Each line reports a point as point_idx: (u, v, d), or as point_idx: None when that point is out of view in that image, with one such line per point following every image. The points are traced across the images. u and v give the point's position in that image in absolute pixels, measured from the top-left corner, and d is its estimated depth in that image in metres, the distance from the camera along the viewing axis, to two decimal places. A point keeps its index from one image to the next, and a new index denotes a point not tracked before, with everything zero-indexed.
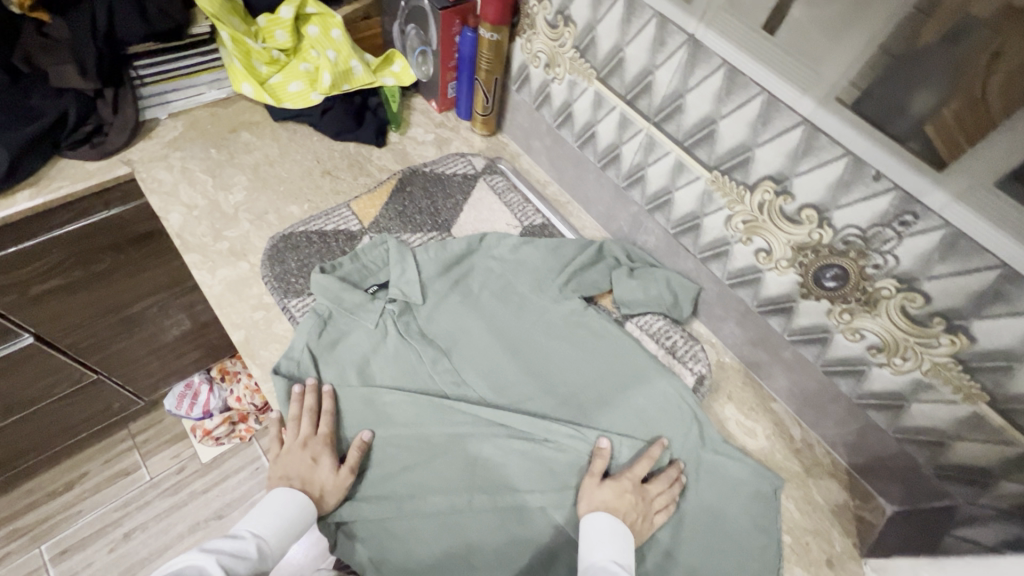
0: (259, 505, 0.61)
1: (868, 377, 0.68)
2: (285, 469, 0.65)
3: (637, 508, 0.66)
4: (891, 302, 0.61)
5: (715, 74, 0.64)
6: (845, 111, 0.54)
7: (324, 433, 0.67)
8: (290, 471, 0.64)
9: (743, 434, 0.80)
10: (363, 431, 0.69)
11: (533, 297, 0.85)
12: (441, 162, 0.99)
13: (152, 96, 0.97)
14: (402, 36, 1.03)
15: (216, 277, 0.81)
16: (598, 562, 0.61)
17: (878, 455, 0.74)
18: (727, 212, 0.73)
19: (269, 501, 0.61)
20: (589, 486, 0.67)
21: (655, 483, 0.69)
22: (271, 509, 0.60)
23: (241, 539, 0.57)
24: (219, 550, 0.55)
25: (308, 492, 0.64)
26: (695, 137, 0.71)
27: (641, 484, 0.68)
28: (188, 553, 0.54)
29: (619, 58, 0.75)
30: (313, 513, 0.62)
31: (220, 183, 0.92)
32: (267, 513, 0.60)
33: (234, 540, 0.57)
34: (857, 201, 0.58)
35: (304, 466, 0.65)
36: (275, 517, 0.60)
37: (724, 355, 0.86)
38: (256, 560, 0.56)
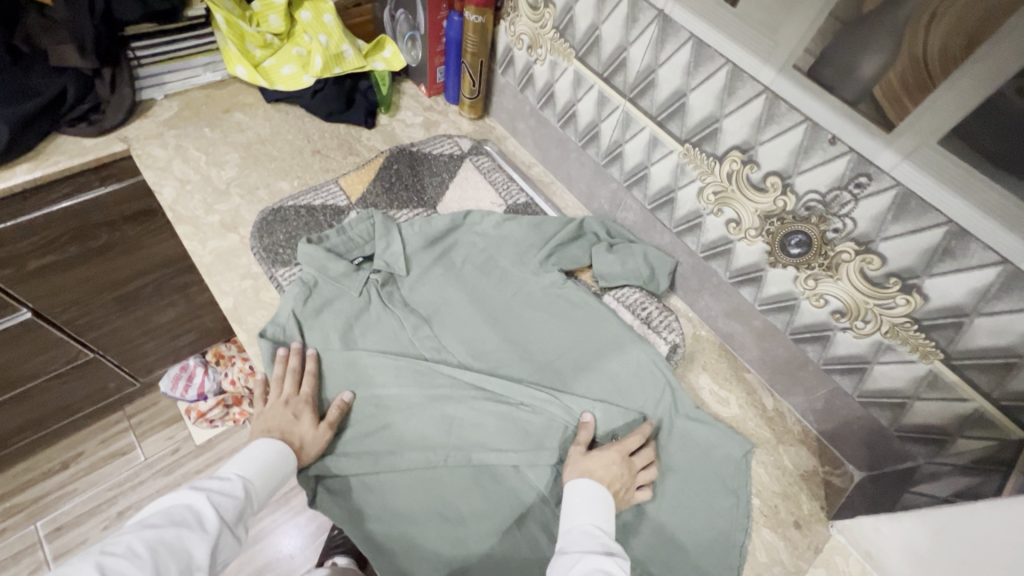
0: (241, 452, 0.63)
1: (833, 342, 0.70)
2: (268, 423, 0.67)
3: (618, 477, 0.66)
4: (851, 265, 0.63)
5: (683, 48, 0.67)
6: (802, 77, 0.57)
7: (307, 392, 0.70)
8: (272, 424, 0.67)
9: (716, 403, 0.82)
10: (344, 393, 0.72)
11: (513, 271, 0.88)
12: (428, 142, 1.02)
13: (149, 77, 1.00)
14: (392, 22, 1.06)
15: (207, 248, 0.84)
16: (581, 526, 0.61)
17: (845, 421, 0.76)
18: (698, 184, 0.75)
19: (251, 448, 0.64)
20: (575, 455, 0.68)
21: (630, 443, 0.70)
22: (253, 455, 0.63)
23: (227, 481, 0.60)
24: (207, 490, 0.57)
25: (289, 442, 0.67)
26: (667, 111, 0.74)
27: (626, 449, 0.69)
28: (176, 492, 0.56)
29: (596, 36, 0.77)
30: (293, 462, 0.65)
31: (212, 160, 0.95)
32: (249, 458, 0.62)
33: (221, 481, 0.59)
34: (816, 166, 0.61)
35: (286, 420, 0.68)
36: (259, 462, 0.62)
37: (700, 328, 0.89)
38: (243, 498, 0.59)
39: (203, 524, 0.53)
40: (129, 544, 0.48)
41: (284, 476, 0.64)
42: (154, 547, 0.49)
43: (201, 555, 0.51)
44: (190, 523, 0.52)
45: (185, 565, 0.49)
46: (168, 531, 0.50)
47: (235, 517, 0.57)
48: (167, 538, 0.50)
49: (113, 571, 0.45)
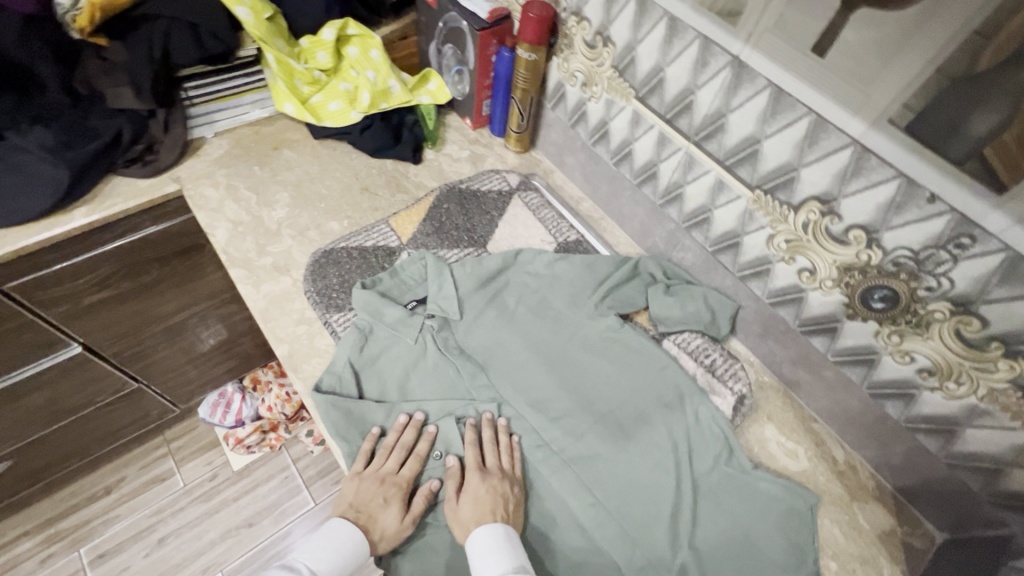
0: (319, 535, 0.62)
1: (918, 400, 0.67)
2: (356, 496, 0.66)
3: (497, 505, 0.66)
4: (943, 325, 0.60)
5: (759, 95, 0.64)
6: (898, 133, 0.54)
7: (414, 513, 0.66)
8: (362, 502, 0.66)
9: (784, 455, 0.78)
10: (449, 457, 0.71)
11: (567, 315, 0.87)
12: (476, 179, 1.01)
13: (199, 116, 0.99)
14: (438, 56, 1.06)
15: (261, 292, 0.83)
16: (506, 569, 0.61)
17: (927, 480, 0.72)
18: (769, 231, 0.73)
19: (331, 533, 0.62)
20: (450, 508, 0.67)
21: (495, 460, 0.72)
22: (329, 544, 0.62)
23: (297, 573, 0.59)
24: None
25: (368, 529, 0.64)
26: (737, 157, 0.71)
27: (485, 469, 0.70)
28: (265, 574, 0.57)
29: (659, 78, 0.75)
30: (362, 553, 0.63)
31: (263, 200, 0.94)
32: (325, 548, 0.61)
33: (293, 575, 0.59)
34: (908, 223, 0.57)
35: (374, 502, 0.66)
36: (332, 552, 0.61)
37: (763, 373, 0.85)
38: None
39: None
40: None
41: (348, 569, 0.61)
42: None
43: None
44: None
45: None
46: None
47: None
48: None
49: None
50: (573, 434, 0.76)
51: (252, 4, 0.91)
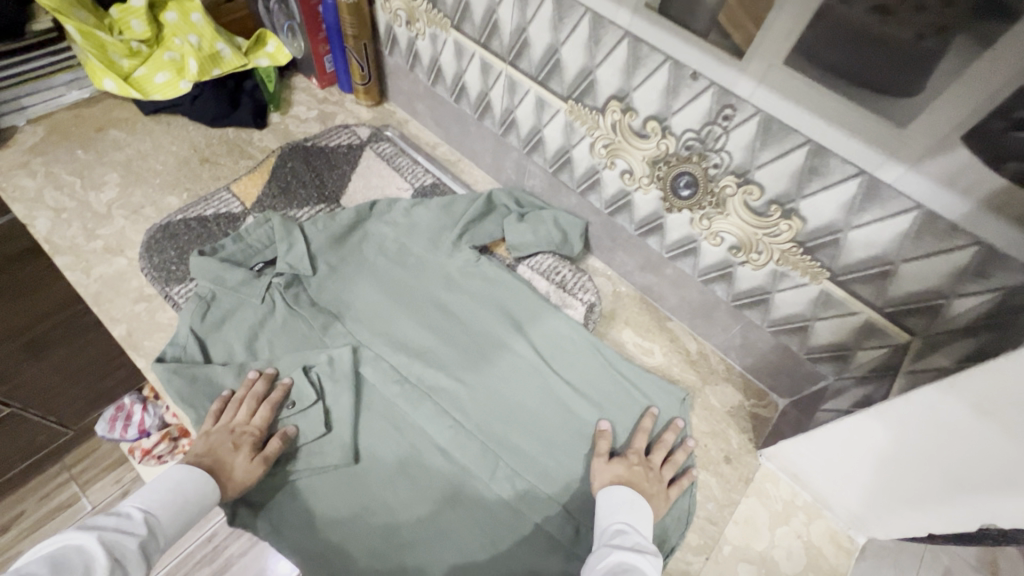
0: (152, 483, 0.58)
1: (736, 277, 0.71)
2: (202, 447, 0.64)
3: (647, 478, 0.67)
4: (735, 199, 0.64)
5: (545, 2, 0.65)
6: (654, 15, 0.56)
7: (267, 456, 0.65)
8: (213, 451, 0.64)
9: (641, 355, 0.83)
10: (603, 422, 0.72)
11: (426, 257, 0.87)
12: (324, 135, 0.98)
13: (6, 102, 0.90)
14: (268, 14, 1.01)
15: (92, 276, 0.79)
16: (614, 524, 0.60)
17: (761, 352, 0.78)
18: (589, 140, 0.75)
19: (168, 477, 0.58)
20: (598, 463, 0.68)
21: (661, 461, 0.70)
22: (165, 486, 0.57)
23: (128, 516, 0.53)
24: (102, 527, 0.50)
25: (217, 475, 0.62)
26: (546, 71, 0.72)
27: (649, 461, 0.69)
28: (63, 532, 0.48)
29: (465, 2, 0.75)
30: (212, 496, 0.60)
31: (89, 183, 0.88)
32: (161, 490, 0.57)
33: (120, 517, 0.52)
34: (685, 105, 0.60)
35: (225, 450, 0.64)
36: (163, 491, 0.57)
37: (620, 284, 0.89)
38: (147, 534, 0.52)
39: (113, 556, 0.48)
40: (44, 562, 0.44)
41: (191, 508, 0.57)
42: (67, 554, 0.46)
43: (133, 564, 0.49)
44: (75, 570, 0.44)
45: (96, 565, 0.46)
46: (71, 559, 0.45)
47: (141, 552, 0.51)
48: (86, 552, 0.46)
49: (61, 565, 0.44)
50: (431, 366, 0.77)
51: None
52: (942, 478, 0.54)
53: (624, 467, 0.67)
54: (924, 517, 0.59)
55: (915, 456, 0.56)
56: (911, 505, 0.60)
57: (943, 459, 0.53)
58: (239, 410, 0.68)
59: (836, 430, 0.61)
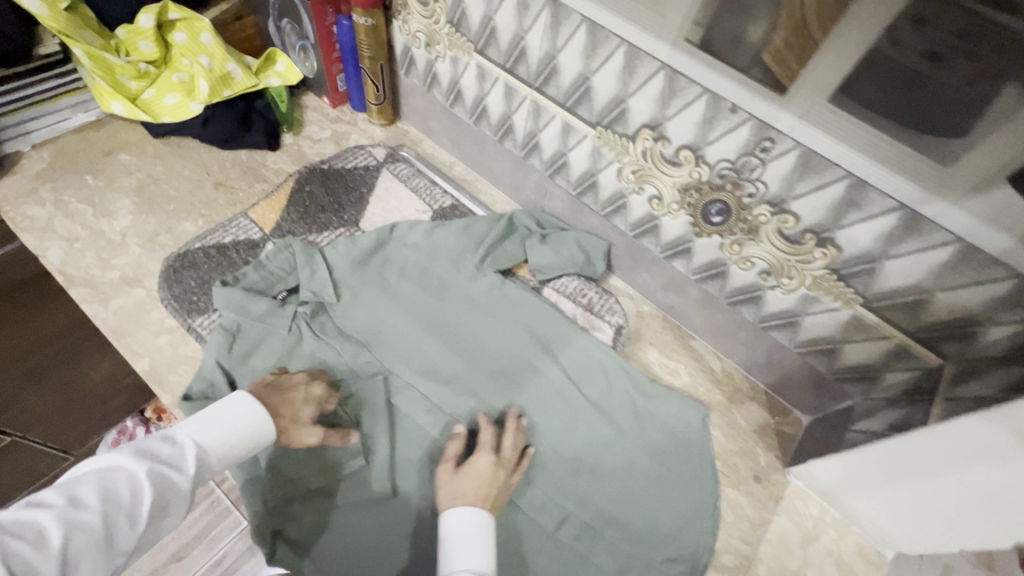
0: (209, 413, 0.54)
1: (765, 300, 0.73)
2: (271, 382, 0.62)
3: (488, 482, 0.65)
4: (768, 227, 0.65)
5: (578, 31, 0.65)
6: (694, 50, 0.57)
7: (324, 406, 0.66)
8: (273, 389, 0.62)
9: (667, 376, 0.83)
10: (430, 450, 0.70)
11: (449, 280, 0.87)
12: (339, 157, 0.97)
13: (9, 127, 0.87)
14: (278, 33, 1.00)
15: (110, 309, 0.77)
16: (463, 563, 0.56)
17: (787, 371, 0.79)
18: (617, 165, 0.75)
19: (228, 409, 0.55)
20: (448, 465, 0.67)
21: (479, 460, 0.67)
22: (225, 421, 0.54)
23: (181, 447, 0.50)
24: (155, 456, 0.47)
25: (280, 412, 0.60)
26: (575, 97, 0.72)
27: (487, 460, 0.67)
28: (113, 452, 0.44)
29: (491, 28, 0.75)
30: (271, 433, 0.58)
31: (101, 210, 0.85)
32: (221, 425, 0.54)
33: (174, 446, 0.49)
34: (722, 136, 0.61)
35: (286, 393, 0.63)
36: (223, 428, 0.54)
37: (642, 304, 0.90)
38: (200, 472, 0.49)
39: (159, 493, 0.44)
40: (90, 489, 0.41)
41: (242, 452, 0.55)
42: (113, 487, 0.42)
43: (176, 505, 0.46)
44: (121, 504, 0.42)
45: (138, 506, 0.43)
46: (115, 495, 0.42)
47: (189, 491, 0.47)
48: (131, 487, 0.43)
49: (107, 497, 0.41)
50: (464, 393, 0.77)
51: None
52: (978, 499, 0.55)
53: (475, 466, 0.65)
54: (949, 530, 0.61)
55: (956, 480, 0.56)
56: (946, 524, 0.60)
57: (985, 484, 0.54)
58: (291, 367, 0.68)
59: (885, 447, 0.61)
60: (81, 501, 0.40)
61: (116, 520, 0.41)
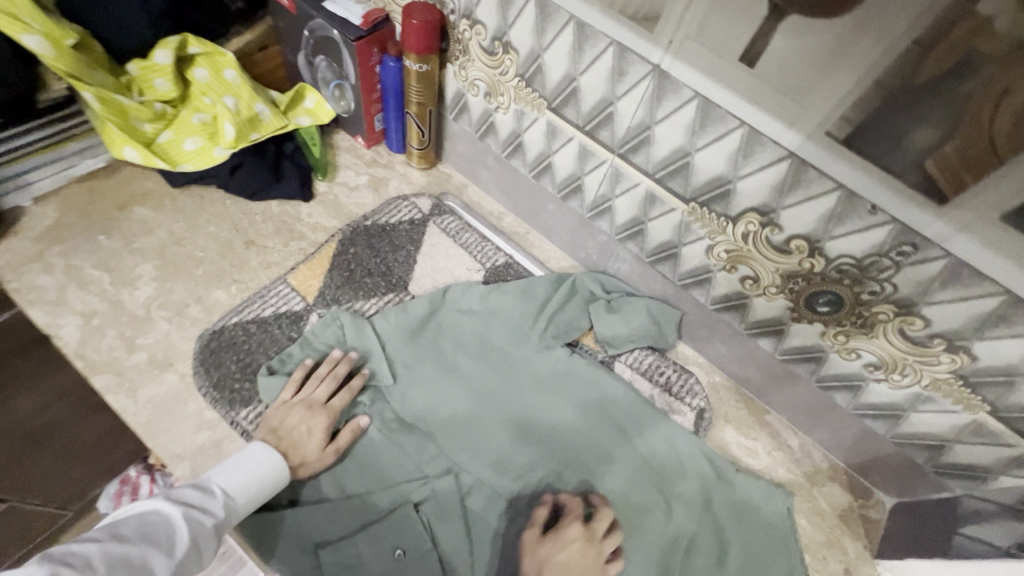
0: (235, 461, 0.60)
1: (866, 391, 0.68)
2: (280, 423, 0.65)
3: (588, 557, 0.61)
4: (888, 325, 0.59)
5: (685, 106, 0.58)
6: (837, 145, 0.50)
7: (338, 445, 0.66)
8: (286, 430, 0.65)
9: (746, 456, 0.79)
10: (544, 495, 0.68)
11: (514, 354, 0.79)
12: (382, 210, 0.88)
13: (6, 181, 0.76)
14: (309, 68, 0.89)
15: (140, 402, 0.68)
16: None
17: (875, 456, 0.75)
18: (707, 241, 0.69)
19: (247, 457, 0.61)
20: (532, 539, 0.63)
21: (604, 526, 0.64)
22: (245, 466, 0.60)
23: (209, 492, 0.56)
24: (186, 501, 0.54)
25: (290, 459, 0.64)
26: (667, 169, 0.66)
27: (589, 528, 0.64)
28: (153, 497, 0.53)
29: (573, 87, 0.67)
30: (284, 477, 0.62)
31: (119, 278, 0.76)
32: (242, 470, 0.60)
33: (203, 493, 0.56)
34: (850, 232, 0.55)
35: (300, 432, 0.65)
36: (245, 474, 0.60)
37: (713, 374, 0.84)
38: (223, 516, 0.55)
39: (187, 537, 0.51)
40: (128, 529, 0.49)
41: (265, 494, 0.60)
42: (151, 527, 0.50)
43: (206, 543, 0.53)
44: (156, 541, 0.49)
45: (172, 544, 0.50)
46: (151, 537, 0.49)
47: (215, 533, 0.54)
48: (166, 527, 0.51)
49: (141, 538, 0.49)
50: (541, 490, 0.70)
51: (45, 29, 0.70)
52: None
53: (576, 537, 0.62)
54: None
55: None
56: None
57: None
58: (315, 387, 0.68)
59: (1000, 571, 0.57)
60: (123, 536, 0.48)
61: (151, 558, 0.48)
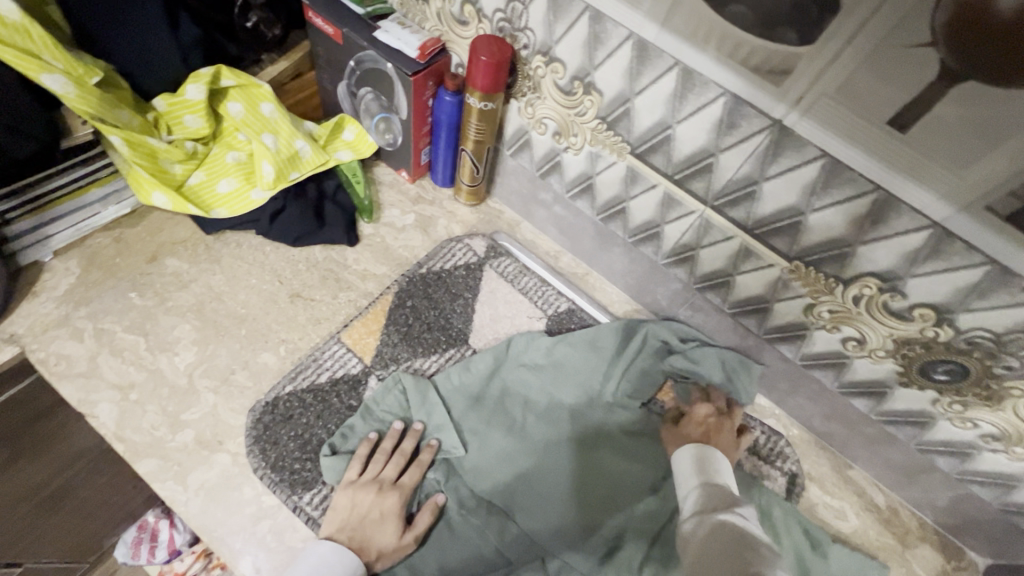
0: (304, 559, 0.57)
1: (975, 458, 0.64)
2: (350, 512, 0.60)
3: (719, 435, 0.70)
4: (1020, 401, 0.55)
5: (807, 165, 0.53)
6: (998, 221, 0.45)
7: (416, 531, 0.61)
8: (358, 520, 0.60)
9: (833, 518, 0.74)
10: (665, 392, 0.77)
11: (587, 416, 0.74)
12: (436, 255, 0.82)
13: (25, 236, 0.68)
14: (351, 99, 0.82)
15: (191, 489, 0.61)
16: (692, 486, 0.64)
17: (974, 519, 0.71)
18: (807, 300, 0.64)
19: (315, 553, 0.57)
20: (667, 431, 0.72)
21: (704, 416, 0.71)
22: (314, 562, 0.57)
23: None
24: None
25: (365, 553, 0.58)
26: (771, 226, 0.60)
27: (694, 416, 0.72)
28: None
29: (666, 135, 0.61)
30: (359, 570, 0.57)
31: (156, 342, 0.68)
32: (309, 566, 0.56)
33: None
34: (993, 308, 0.50)
35: (372, 521, 0.60)
36: (314, 567, 0.56)
37: (793, 427, 0.79)
38: None
39: None
40: None
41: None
42: None
43: None
44: None
45: None
46: None
47: None
48: None
49: None
50: (632, 569, 0.65)
51: (68, 68, 0.61)
52: None
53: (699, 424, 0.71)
54: None
55: None
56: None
57: None
58: (382, 466, 0.63)
59: None
60: None
61: None
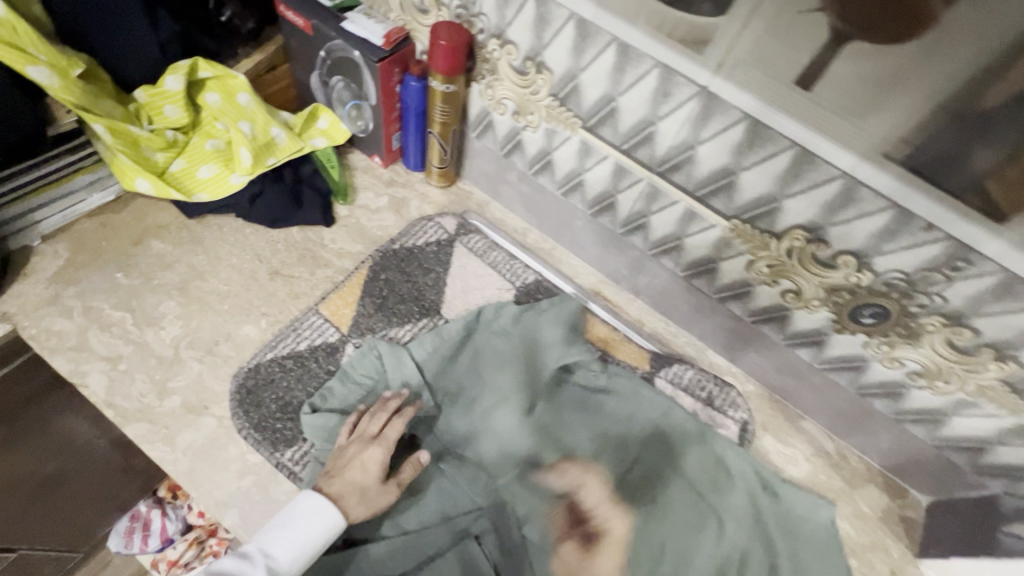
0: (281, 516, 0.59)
1: (907, 397, 0.69)
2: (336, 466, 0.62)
3: None
4: (935, 336, 0.61)
5: (733, 127, 0.58)
6: (893, 166, 0.51)
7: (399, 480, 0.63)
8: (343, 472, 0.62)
9: (786, 464, 0.80)
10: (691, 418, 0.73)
11: (553, 376, 0.78)
12: (409, 232, 0.86)
13: (14, 220, 0.71)
14: (324, 88, 0.87)
15: (179, 449, 0.65)
16: None
17: (914, 458, 0.76)
18: (748, 257, 0.69)
19: (293, 511, 0.59)
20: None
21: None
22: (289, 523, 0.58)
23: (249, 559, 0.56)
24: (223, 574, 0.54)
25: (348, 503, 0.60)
26: (709, 188, 0.66)
27: None
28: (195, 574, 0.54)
29: (611, 107, 0.66)
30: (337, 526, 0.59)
31: (143, 317, 0.73)
32: (285, 527, 0.58)
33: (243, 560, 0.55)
34: (901, 249, 0.56)
35: (356, 471, 0.62)
36: (289, 531, 0.57)
37: (748, 383, 0.84)
38: None
39: None
40: None
41: (310, 551, 0.57)
42: None
43: None
44: None
45: None
46: None
47: None
48: None
49: None
50: (597, 511, 0.70)
51: (52, 60, 0.66)
52: None
53: None
54: None
55: None
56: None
57: None
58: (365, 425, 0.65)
59: None
60: None
61: None
